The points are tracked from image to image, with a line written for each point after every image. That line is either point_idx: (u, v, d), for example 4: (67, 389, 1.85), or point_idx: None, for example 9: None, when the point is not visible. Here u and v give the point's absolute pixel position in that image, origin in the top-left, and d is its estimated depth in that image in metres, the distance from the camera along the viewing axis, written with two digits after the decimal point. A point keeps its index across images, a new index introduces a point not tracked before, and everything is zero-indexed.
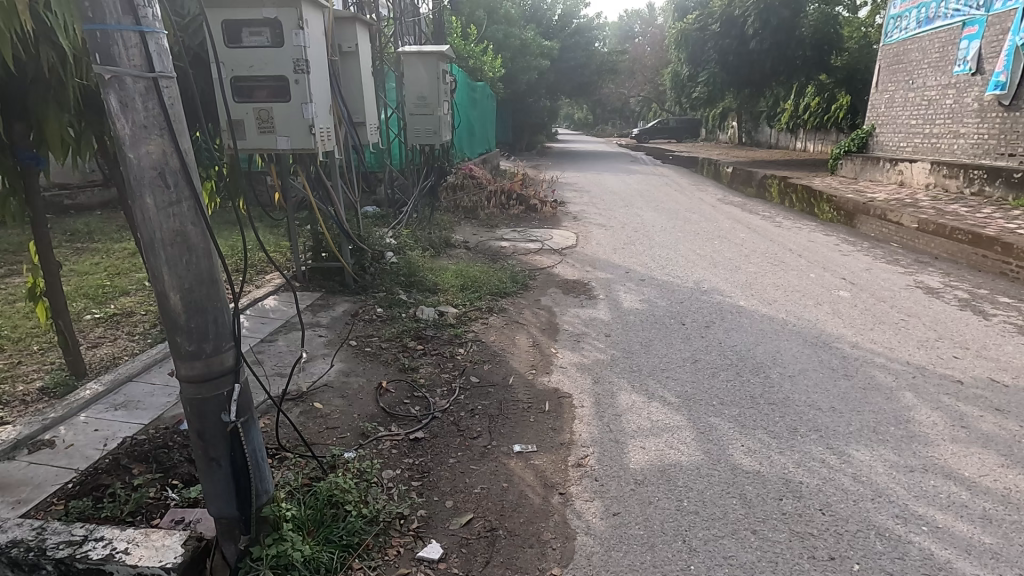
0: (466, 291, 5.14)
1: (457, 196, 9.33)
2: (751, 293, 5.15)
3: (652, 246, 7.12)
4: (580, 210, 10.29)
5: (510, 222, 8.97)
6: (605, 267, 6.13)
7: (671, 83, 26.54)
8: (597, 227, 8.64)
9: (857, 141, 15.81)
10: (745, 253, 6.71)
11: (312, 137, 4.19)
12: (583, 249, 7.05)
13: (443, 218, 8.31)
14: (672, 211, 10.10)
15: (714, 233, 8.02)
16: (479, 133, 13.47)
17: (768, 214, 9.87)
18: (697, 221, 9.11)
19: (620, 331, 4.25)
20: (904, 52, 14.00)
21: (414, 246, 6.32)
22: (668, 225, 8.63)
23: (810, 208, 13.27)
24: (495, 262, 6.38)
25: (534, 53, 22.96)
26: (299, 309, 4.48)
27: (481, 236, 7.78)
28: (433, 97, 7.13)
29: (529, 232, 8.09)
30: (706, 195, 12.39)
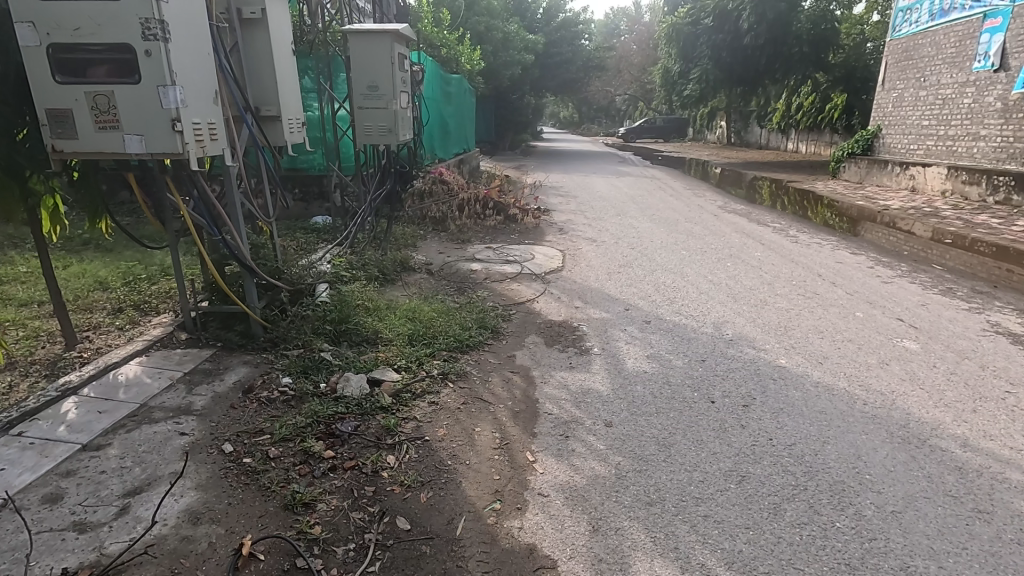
0: (416, 343, 3.85)
1: (423, 206, 8.02)
2: (790, 344, 3.94)
3: (653, 270, 5.91)
4: (567, 221, 9.03)
5: (485, 236, 7.68)
6: (599, 301, 4.89)
7: (660, 80, 25.41)
8: (587, 243, 7.40)
9: (861, 142, 14.76)
10: (766, 280, 5.52)
11: (176, 136, 2.85)
12: (571, 273, 5.81)
13: (403, 233, 7.02)
14: (670, 221, 8.89)
15: (722, 251, 6.83)
16: (454, 131, 12.16)
17: (778, 226, 8.71)
18: (700, 234, 7.92)
19: (625, 416, 3.00)
20: (914, 47, 12.93)
21: (356, 276, 5.00)
22: (669, 240, 7.43)
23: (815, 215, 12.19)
24: (462, 294, 5.09)
25: (516, 48, 21.75)
26: (168, 382, 3.14)
27: (447, 255, 6.50)
28: (388, 86, 5.79)
29: (507, 250, 6.83)
30: (703, 201, 11.23)
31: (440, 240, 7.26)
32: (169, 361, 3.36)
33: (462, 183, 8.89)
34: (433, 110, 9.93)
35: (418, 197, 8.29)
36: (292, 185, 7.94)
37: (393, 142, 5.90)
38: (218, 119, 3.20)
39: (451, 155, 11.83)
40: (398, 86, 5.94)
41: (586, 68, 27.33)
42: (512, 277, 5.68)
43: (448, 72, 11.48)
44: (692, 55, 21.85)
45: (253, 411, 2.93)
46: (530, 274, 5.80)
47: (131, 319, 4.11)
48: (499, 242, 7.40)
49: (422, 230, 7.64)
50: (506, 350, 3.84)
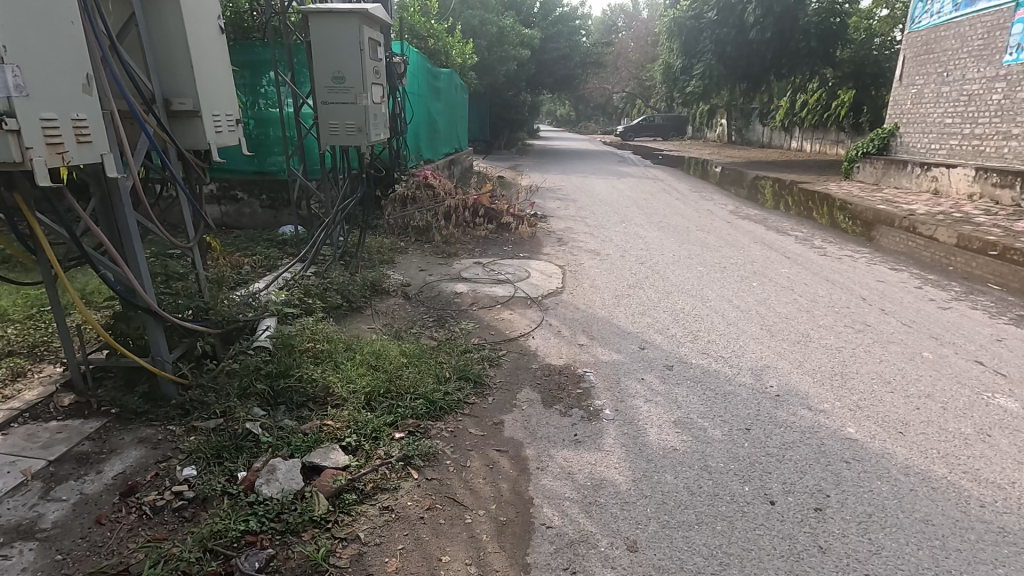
0: (375, 404, 2.98)
1: (405, 213, 7.15)
2: (854, 402, 3.10)
3: (670, 292, 5.05)
4: (566, 229, 8.18)
5: (473, 248, 6.80)
6: (608, 336, 4.04)
7: (661, 76, 24.58)
8: (589, 256, 6.55)
9: (876, 142, 13.94)
10: (803, 307, 4.67)
11: (7, 137, 1.98)
12: (573, 298, 4.95)
13: (375, 246, 6.16)
14: (681, 230, 8.04)
15: (744, 266, 5.98)
16: (444, 131, 11.28)
17: (799, 234, 7.87)
18: (715, 245, 7.07)
19: (656, 532, 2.15)
20: (936, 40, 12.10)
21: (314, 300, 4.17)
22: (682, 253, 6.58)
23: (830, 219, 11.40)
24: (442, 328, 4.22)
25: (511, 42, 20.91)
26: (18, 480, 2.26)
27: (428, 272, 5.66)
28: (358, 79, 4.91)
29: (499, 264, 5.99)
30: (712, 205, 10.39)
31: (421, 254, 6.41)
32: (32, 445, 2.48)
33: (450, 186, 8.02)
34: (418, 107, 9.03)
35: (400, 203, 7.42)
36: (257, 191, 7.29)
37: (365, 145, 5.03)
38: (92, 114, 2.33)
39: (440, 156, 11.02)
40: (370, 78, 5.06)
41: (585, 64, 26.50)
42: (504, 303, 4.82)
43: (437, 66, 10.66)
44: (695, 50, 21.00)
45: (123, 532, 2.05)
46: (525, 297, 4.94)
47: (14, 368, 3.21)
48: (490, 255, 6.53)
49: (401, 242, 6.78)
50: (491, 414, 2.98)
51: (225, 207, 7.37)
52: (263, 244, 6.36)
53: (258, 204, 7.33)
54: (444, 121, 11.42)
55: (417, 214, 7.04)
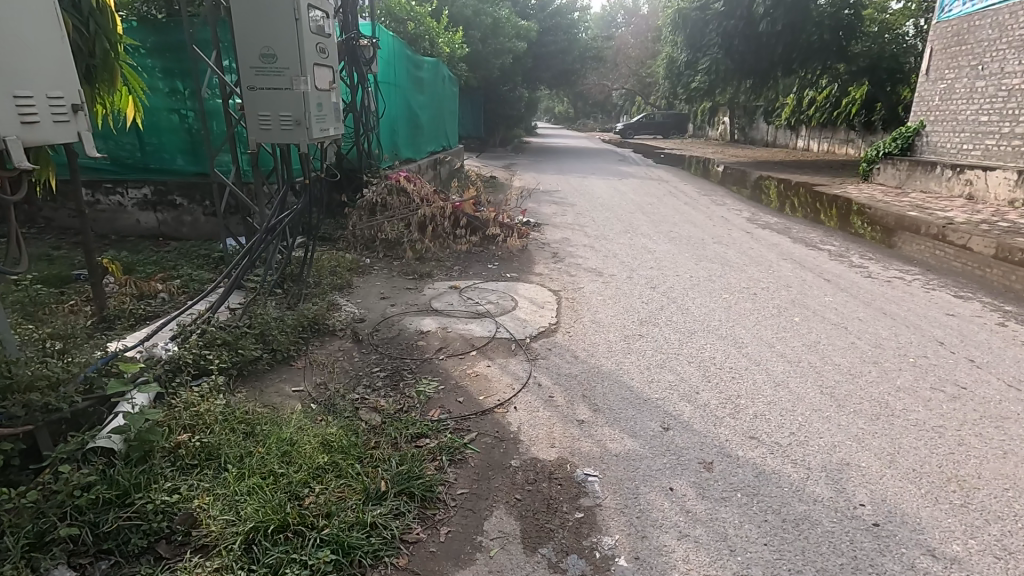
0: (256, 554, 1.90)
1: (372, 222, 6.05)
2: (998, 542, 2.04)
3: (692, 334, 4.00)
4: (563, 240, 7.10)
5: (452, 265, 5.73)
6: (618, 407, 2.97)
7: (663, 71, 23.51)
8: (591, 276, 5.47)
9: (899, 141, 12.90)
10: (867, 357, 3.61)
11: None
12: (571, 339, 3.89)
13: (328, 268, 5.11)
14: (695, 241, 6.99)
15: (777, 293, 4.93)
16: (427, 127, 10.17)
17: (832, 248, 6.82)
18: (738, 262, 6.00)
19: None
20: (969, 30, 11.07)
21: (214, 352, 3.07)
22: (700, 274, 5.52)
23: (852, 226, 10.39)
24: (394, 391, 3.15)
25: (506, 35, 19.86)
26: None
27: (390, 299, 4.61)
28: (292, 58, 3.79)
29: (479, 288, 4.93)
30: (726, 212, 9.34)
31: (388, 274, 5.35)
32: None
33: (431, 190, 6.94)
34: (392, 99, 7.91)
35: (368, 212, 6.33)
36: (199, 196, 6.20)
37: (305, 143, 3.94)
38: None
39: (424, 156, 10.00)
40: (312, 58, 3.94)
41: (584, 58, 25.43)
42: (481, 347, 3.75)
43: (420, 55, 9.63)
44: (700, 43, 19.92)
45: None
46: (510, 339, 3.88)
47: None
48: (471, 276, 5.46)
49: (365, 259, 5.71)
50: (443, 572, 1.90)
51: (163, 214, 6.30)
52: (196, 261, 5.28)
53: (200, 211, 6.24)
54: (429, 117, 10.40)
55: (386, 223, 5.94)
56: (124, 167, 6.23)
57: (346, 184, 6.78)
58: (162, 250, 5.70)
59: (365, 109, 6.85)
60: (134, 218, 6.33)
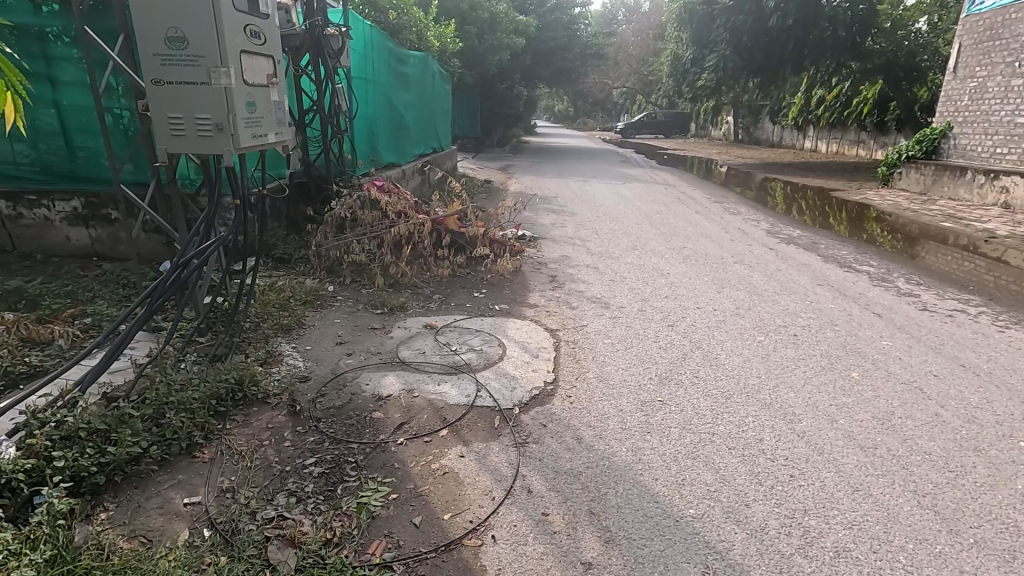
0: None
1: (339, 240, 5.19)
2: None
3: (726, 399, 3.13)
4: (562, 259, 6.23)
5: (430, 293, 4.86)
6: (640, 538, 2.11)
7: (667, 69, 22.61)
8: (595, 308, 4.61)
9: (924, 143, 11.96)
10: (960, 439, 2.76)
11: None
12: (572, 408, 3.02)
13: (275, 302, 4.22)
14: (714, 261, 6.12)
15: (822, 336, 4.06)
16: (413, 127, 9.27)
17: (870, 270, 5.94)
18: (766, 289, 5.14)
19: None
20: (1004, 24, 10.19)
21: (70, 452, 2.21)
22: (724, 307, 4.65)
23: (877, 236, 9.55)
24: (327, 504, 2.28)
25: (503, 30, 18.96)
26: None
27: (345, 345, 3.73)
28: (207, 43, 2.88)
29: (460, 327, 4.07)
30: (742, 223, 8.46)
31: (351, 306, 4.47)
32: None
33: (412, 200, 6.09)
34: (366, 96, 7.01)
35: (335, 228, 5.46)
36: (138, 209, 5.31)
37: (230, 153, 3.04)
38: None
39: (409, 160, 9.13)
40: (238, 43, 3.02)
41: (584, 55, 24.52)
42: (455, 423, 2.87)
43: (405, 49, 8.76)
44: (707, 39, 19.00)
45: None
46: (493, 408, 3.00)
47: None
48: (453, 308, 4.58)
49: (326, 286, 4.84)
50: None
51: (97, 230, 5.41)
52: (121, 292, 4.39)
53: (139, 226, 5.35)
54: (415, 117, 9.52)
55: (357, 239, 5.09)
56: (54, 176, 5.34)
57: (314, 194, 6.01)
58: (87, 276, 4.81)
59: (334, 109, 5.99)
60: (64, 235, 5.45)
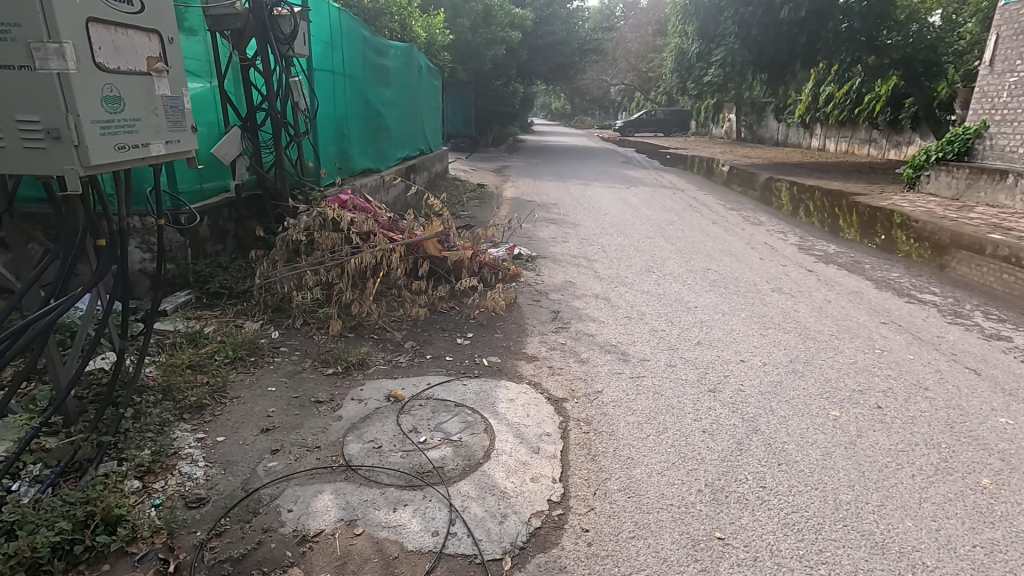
0: None
1: (288, 270, 4.19)
2: None
3: (817, 534, 2.14)
4: (566, 286, 5.23)
5: (399, 342, 3.85)
6: None
7: (670, 64, 21.61)
8: (611, 362, 3.61)
9: (957, 145, 10.98)
10: None
11: None
12: (593, 559, 2.02)
13: (191, 361, 3.21)
14: (747, 288, 5.13)
15: (915, 407, 3.08)
16: (394, 128, 8.23)
17: (936, 300, 4.96)
18: (820, 331, 4.15)
19: None
20: None
21: None
22: (775, 360, 3.66)
23: (907, 245, 8.76)
24: None
25: (498, 23, 17.97)
26: None
27: (272, 432, 2.71)
28: (21, 5, 1.85)
29: (436, 398, 3.06)
30: (768, 236, 7.48)
31: (295, 362, 3.46)
32: None
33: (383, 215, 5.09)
34: (334, 93, 5.95)
35: (287, 255, 4.44)
36: None
37: (72, 174, 2.01)
38: None
39: (388, 164, 8.08)
40: (80, 7, 1.99)
41: (583, 50, 23.51)
42: None
43: (385, 38, 7.71)
44: (714, 33, 18.00)
45: None
46: (473, 559, 2.00)
47: None
48: (428, 363, 3.58)
49: (269, 332, 3.84)
50: None
51: None
52: None
53: None
54: (397, 116, 8.47)
55: (310, 269, 4.10)
56: None
57: (267, 210, 5.03)
58: None
59: (296, 113, 5.01)
60: None
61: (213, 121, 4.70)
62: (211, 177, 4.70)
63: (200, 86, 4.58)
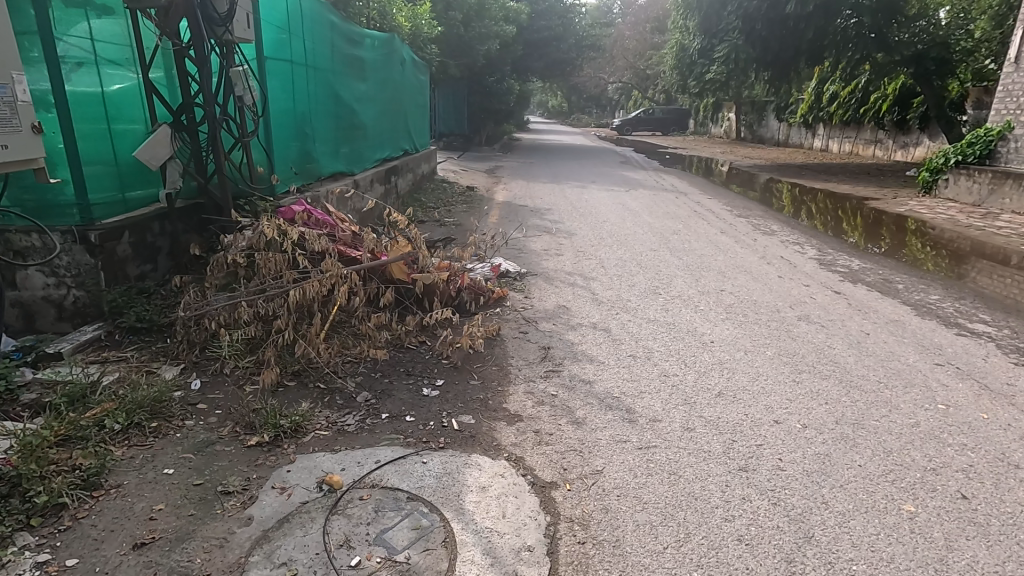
0: None
1: (220, 299, 3.45)
2: None
3: None
4: (558, 312, 4.50)
5: (351, 394, 3.12)
6: None
7: (670, 61, 20.88)
8: (613, 424, 2.89)
9: (978, 146, 10.29)
10: None
11: None
12: None
13: (64, 434, 2.47)
14: (770, 317, 4.41)
15: (1011, 498, 2.36)
16: (371, 126, 7.48)
17: (991, 332, 4.25)
18: (864, 376, 3.44)
19: None
20: None
21: None
22: (817, 420, 2.94)
23: (932, 254, 8.06)
24: None
25: (491, 17, 17.19)
26: None
27: (149, 548, 1.98)
28: None
29: (385, 486, 2.33)
30: (783, 248, 6.77)
31: (211, 426, 2.72)
32: None
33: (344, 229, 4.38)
34: (293, 86, 5.19)
35: (223, 279, 3.69)
36: None
37: None
38: None
39: (364, 166, 7.31)
40: None
41: (580, 47, 22.76)
42: None
43: (359, 26, 6.91)
44: (717, 28, 17.27)
45: None
46: None
47: None
48: (383, 426, 2.84)
49: (188, 382, 3.10)
50: None
51: None
52: None
53: None
54: (375, 113, 7.69)
55: (244, 300, 3.37)
56: None
57: (208, 223, 4.27)
58: None
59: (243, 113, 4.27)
60: None
61: (135, 116, 3.96)
62: (133, 184, 3.95)
63: (121, 76, 3.84)
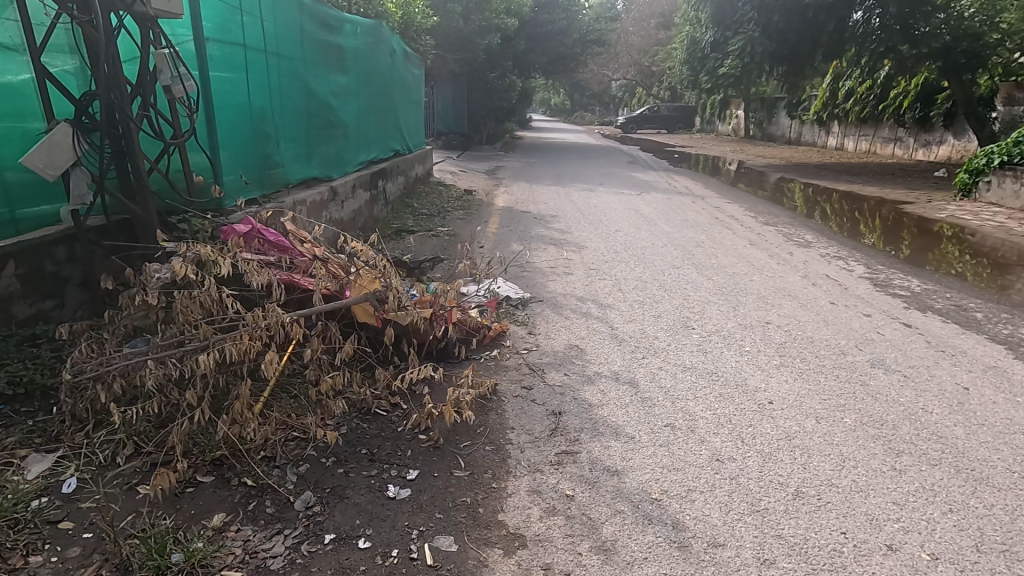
0: None
1: (121, 356, 2.58)
2: None
3: None
4: (570, 355, 3.62)
5: (287, 496, 2.26)
6: None
7: (679, 56, 19.99)
8: (656, 553, 2.02)
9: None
10: None
11: None
12: None
13: None
14: (832, 363, 3.54)
15: None
16: (354, 125, 6.61)
17: None
18: (987, 461, 2.56)
19: None
20: None
21: None
22: (947, 545, 2.07)
23: (987, 264, 7.14)
24: None
25: (492, 9, 16.34)
26: None
27: None
28: None
29: None
30: (826, 265, 5.87)
31: (64, 569, 1.86)
32: None
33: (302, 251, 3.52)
34: (248, 76, 4.31)
35: (141, 322, 2.82)
36: None
37: None
38: None
39: (345, 169, 6.44)
40: None
41: (584, 42, 21.85)
42: None
43: (337, 9, 6.01)
44: (730, 20, 16.38)
45: None
46: None
47: None
48: (324, 559, 1.97)
49: (60, 482, 2.23)
50: None
51: None
52: None
53: None
54: (358, 110, 6.80)
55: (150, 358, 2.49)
56: None
57: (134, 244, 3.40)
58: None
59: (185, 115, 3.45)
60: None
61: (26, 111, 3.02)
62: (26, 199, 3.05)
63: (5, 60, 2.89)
